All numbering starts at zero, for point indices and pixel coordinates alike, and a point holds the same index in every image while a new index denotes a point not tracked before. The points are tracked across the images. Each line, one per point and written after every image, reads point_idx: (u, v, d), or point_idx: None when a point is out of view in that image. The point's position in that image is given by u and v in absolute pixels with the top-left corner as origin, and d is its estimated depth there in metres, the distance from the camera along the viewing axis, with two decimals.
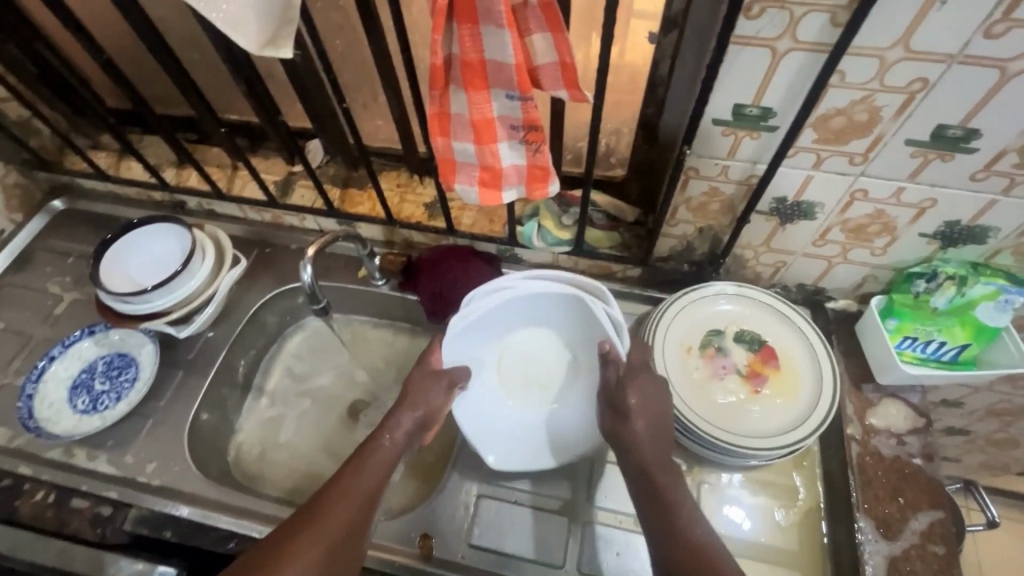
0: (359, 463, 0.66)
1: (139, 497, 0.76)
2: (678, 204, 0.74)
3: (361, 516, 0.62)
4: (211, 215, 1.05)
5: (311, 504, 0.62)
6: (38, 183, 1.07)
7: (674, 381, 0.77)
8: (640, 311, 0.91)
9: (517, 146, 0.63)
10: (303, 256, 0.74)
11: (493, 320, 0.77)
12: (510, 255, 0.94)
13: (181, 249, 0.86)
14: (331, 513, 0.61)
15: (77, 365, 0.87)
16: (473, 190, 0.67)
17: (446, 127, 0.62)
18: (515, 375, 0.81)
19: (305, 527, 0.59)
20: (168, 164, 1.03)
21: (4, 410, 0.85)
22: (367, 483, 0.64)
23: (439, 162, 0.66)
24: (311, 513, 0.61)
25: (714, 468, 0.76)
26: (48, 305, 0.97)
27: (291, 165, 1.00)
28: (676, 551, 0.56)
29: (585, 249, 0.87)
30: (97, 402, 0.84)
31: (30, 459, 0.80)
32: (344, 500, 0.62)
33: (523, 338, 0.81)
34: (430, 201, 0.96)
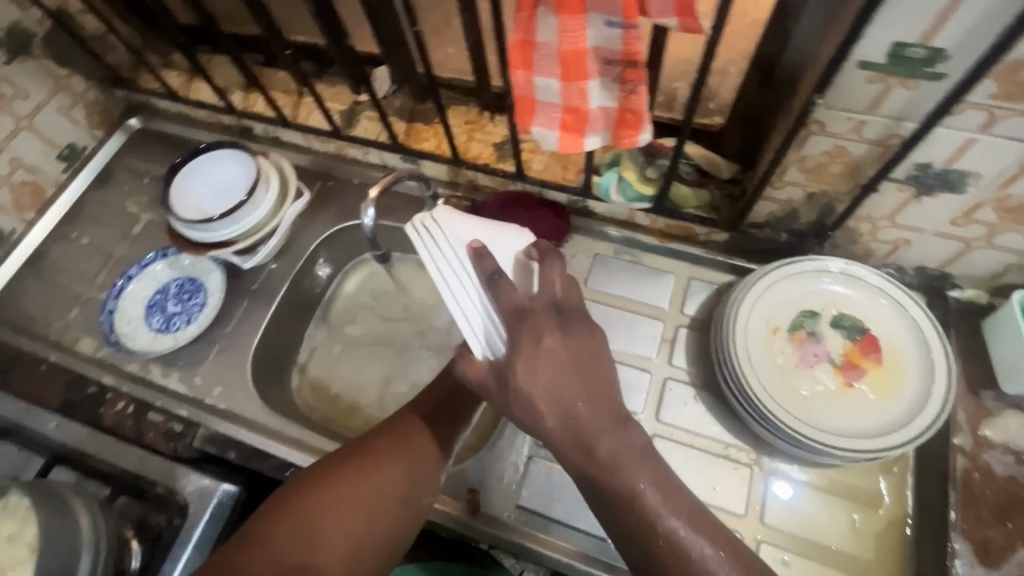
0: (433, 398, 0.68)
1: (207, 418, 0.80)
2: (789, 163, 0.63)
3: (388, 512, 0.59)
4: (276, 142, 1.02)
5: (360, 456, 0.61)
6: (116, 101, 1.07)
7: (752, 360, 0.70)
8: (723, 281, 0.82)
9: (609, 84, 0.54)
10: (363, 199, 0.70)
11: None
12: (582, 207, 0.86)
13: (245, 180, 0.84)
14: (394, 456, 0.61)
15: (150, 285, 0.90)
16: (553, 133, 0.59)
17: (529, 58, 0.54)
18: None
19: (358, 475, 0.59)
20: (235, 87, 1.01)
21: (90, 322, 0.90)
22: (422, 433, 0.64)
23: (517, 99, 0.58)
24: (380, 445, 0.63)
25: (785, 458, 0.70)
26: (127, 224, 1.00)
27: (356, 94, 0.95)
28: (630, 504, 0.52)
29: (668, 207, 0.78)
30: (169, 321, 0.88)
31: (112, 371, 0.85)
32: (410, 441, 0.63)
33: None
34: (500, 141, 0.88)
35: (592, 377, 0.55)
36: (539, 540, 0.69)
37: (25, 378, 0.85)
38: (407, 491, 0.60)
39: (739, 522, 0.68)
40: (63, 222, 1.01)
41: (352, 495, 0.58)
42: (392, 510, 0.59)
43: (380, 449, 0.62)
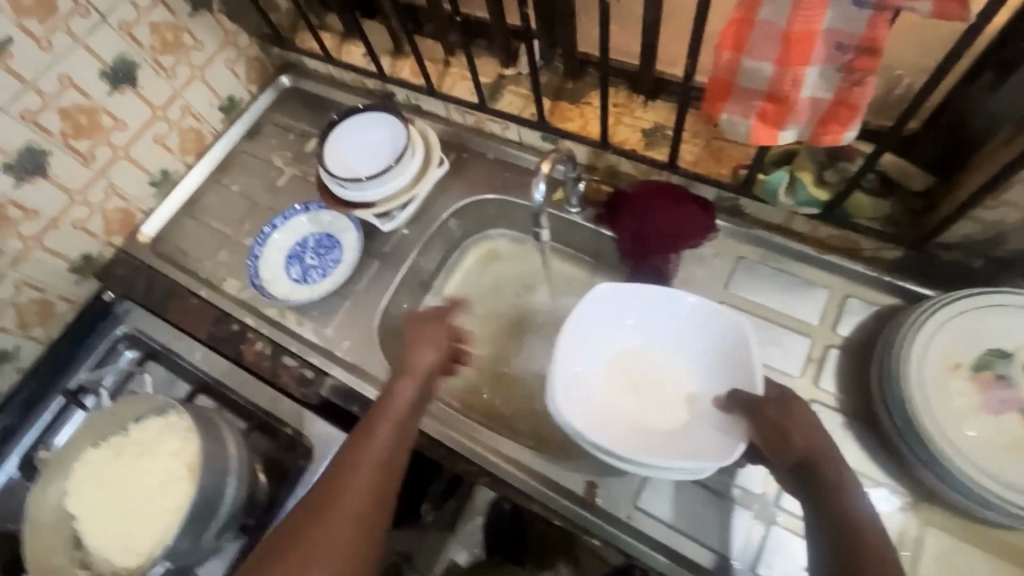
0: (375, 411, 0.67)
1: (336, 370, 0.83)
2: (1017, 181, 0.55)
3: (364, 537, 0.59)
4: (415, 110, 1.04)
5: (327, 485, 0.61)
6: (272, 58, 1.13)
7: (926, 396, 0.63)
8: (885, 304, 0.74)
9: (829, 73, 0.49)
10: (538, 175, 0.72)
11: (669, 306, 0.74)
12: (730, 206, 0.81)
13: (393, 145, 0.85)
14: (350, 484, 0.61)
15: (292, 235, 0.95)
16: (745, 123, 0.55)
17: (741, 37, 0.50)
18: (628, 376, 0.77)
19: (327, 510, 0.59)
20: (385, 53, 1.03)
21: (236, 264, 0.97)
22: (383, 447, 0.64)
23: (712, 82, 0.54)
24: (322, 509, 0.60)
25: (948, 509, 0.63)
26: (272, 177, 1.05)
27: (503, 68, 0.94)
28: None
29: (837, 216, 0.71)
30: (306, 272, 0.92)
31: (253, 313, 0.90)
32: (353, 478, 0.61)
33: (659, 367, 0.77)
34: (651, 128, 0.84)
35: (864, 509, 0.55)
36: (658, 545, 0.67)
37: (177, 309, 0.93)
38: (366, 522, 0.60)
39: None
40: (216, 169, 1.08)
41: (324, 538, 0.58)
42: (353, 544, 0.58)
43: (342, 487, 0.61)
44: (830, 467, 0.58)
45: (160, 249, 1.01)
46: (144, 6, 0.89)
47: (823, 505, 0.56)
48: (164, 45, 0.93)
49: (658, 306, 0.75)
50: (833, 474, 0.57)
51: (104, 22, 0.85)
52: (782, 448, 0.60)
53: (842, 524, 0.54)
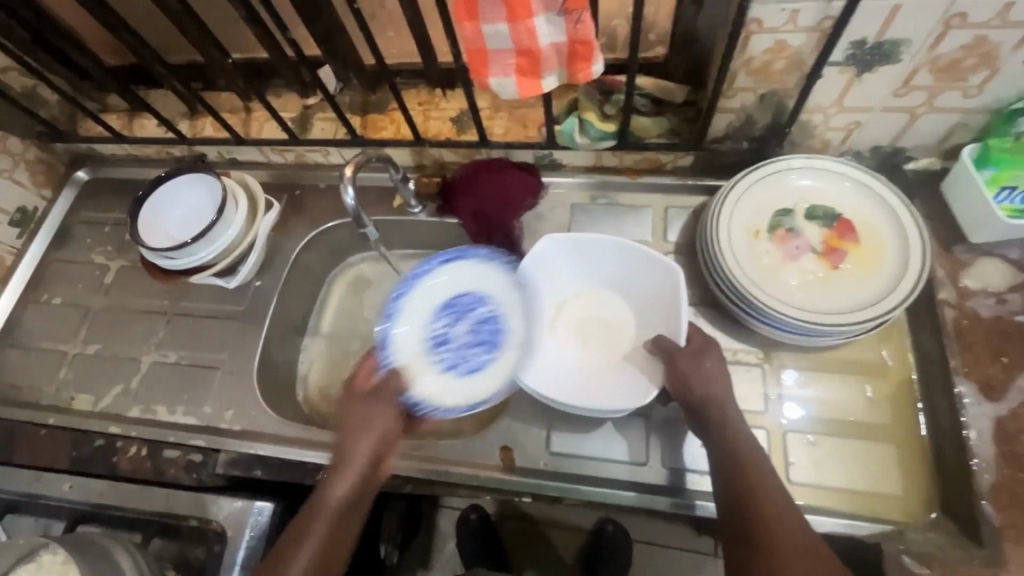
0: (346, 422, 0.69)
1: (227, 442, 0.79)
2: (736, 70, 0.66)
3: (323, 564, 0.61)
4: (232, 164, 1.01)
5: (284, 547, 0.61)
6: (58, 157, 1.04)
7: (741, 266, 0.73)
8: (696, 204, 0.85)
9: (555, 19, 0.56)
10: (342, 177, 0.72)
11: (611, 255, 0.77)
12: (549, 162, 0.88)
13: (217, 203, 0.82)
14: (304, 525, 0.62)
15: (490, 292, 0.80)
16: (510, 81, 0.61)
17: (473, 7, 0.56)
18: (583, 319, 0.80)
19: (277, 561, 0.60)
20: (181, 117, 0.99)
21: (82, 378, 0.88)
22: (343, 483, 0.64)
23: (469, 54, 0.60)
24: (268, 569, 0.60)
25: (793, 350, 0.73)
26: (98, 276, 0.97)
27: (304, 99, 0.95)
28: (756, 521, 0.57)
29: (633, 142, 0.80)
30: (437, 349, 0.78)
31: (117, 420, 0.83)
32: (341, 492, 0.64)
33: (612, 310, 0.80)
34: (458, 114, 0.89)
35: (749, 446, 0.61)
36: (578, 478, 0.71)
37: (27, 448, 0.82)
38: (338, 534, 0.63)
39: (762, 419, 0.70)
40: (29, 288, 0.97)
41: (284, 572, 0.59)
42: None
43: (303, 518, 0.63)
44: (717, 414, 0.63)
45: None
46: None
47: (718, 445, 0.62)
48: None
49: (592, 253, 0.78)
50: (725, 421, 0.63)
51: None
52: (688, 400, 0.65)
53: (734, 455, 0.61)
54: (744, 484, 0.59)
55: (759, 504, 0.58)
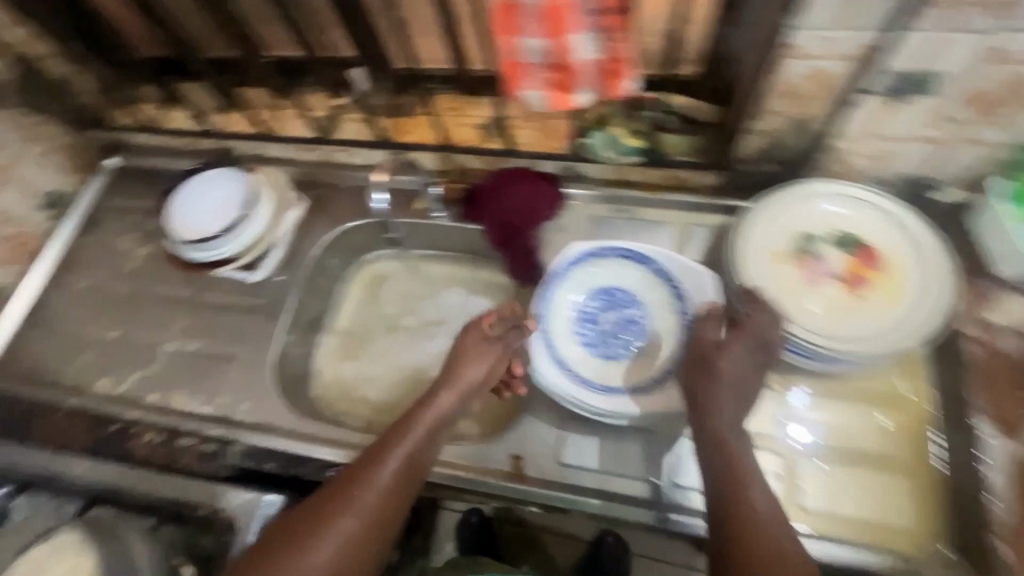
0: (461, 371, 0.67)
1: (240, 433, 0.80)
2: (768, 93, 0.67)
3: (378, 521, 0.57)
4: (260, 159, 1.02)
5: (336, 489, 0.58)
6: (91, 143, 1.06)
7: (764, 287, 0.73)
8: (718, 223, 0.85)
9: (592, 37, 0.57)
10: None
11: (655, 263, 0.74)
12: (573, 173, 0.89)
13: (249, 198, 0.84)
14: (379, 476, 0.58)
15: (657, 306, 0.74)
16: (543, 94, 0.62)
17: (513, 21, 0.56)
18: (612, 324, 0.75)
19: (327, 508, 0.56)
20: (213, 110, 1.01)
21: (103, 361, 0.90)
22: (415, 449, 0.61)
23: (505, 66, 0.60)
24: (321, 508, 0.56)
25: (810, 376, 0.73)
26: (123, 262, 0.99)
27: (335, 99, 0.96)
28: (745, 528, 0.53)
29: (659, 158, 0.81)
30: (578, 338, 0.73)
31: (135, 405, 0.84)
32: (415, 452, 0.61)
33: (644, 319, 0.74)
34: (485, 122, 0.90)
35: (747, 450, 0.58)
36: (586, 491, 0.70)
37: (46, 426, 0.84)
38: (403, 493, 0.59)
39: (775, 442, 0.70)
40: (56, 270, 0.99)
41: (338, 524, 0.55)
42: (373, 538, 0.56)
43: (356, 474, 0.59)
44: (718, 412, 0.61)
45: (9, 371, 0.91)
46: None
47: (716, 456, 0.58)
48: None
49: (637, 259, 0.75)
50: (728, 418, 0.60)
51: None
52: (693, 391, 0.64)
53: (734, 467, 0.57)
54: (730, 485, 0.56)
55: (744, 509, 0.54)
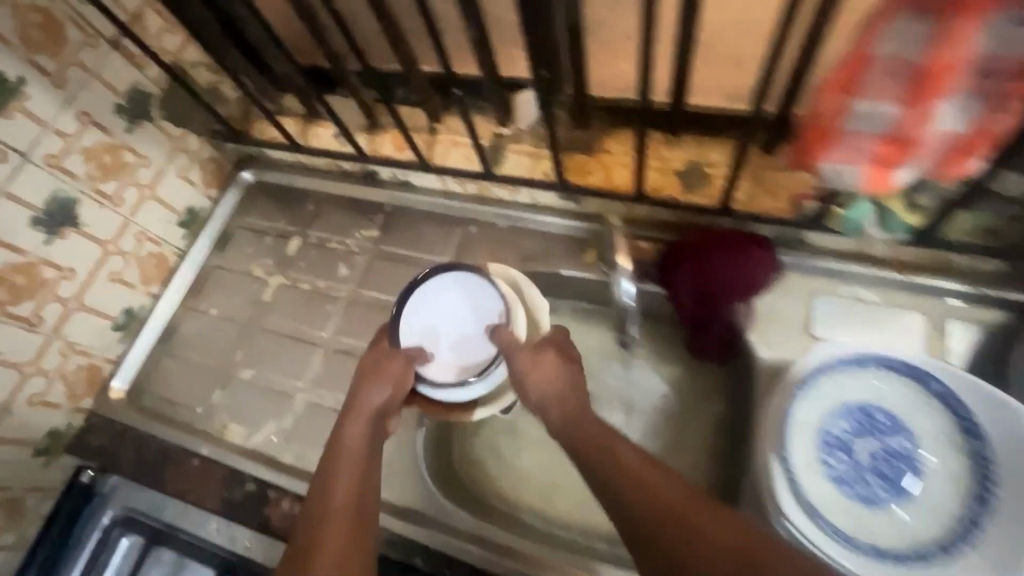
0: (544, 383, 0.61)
1: (386, 519, 0.70)
2: None
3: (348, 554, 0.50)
4: (404, 185, 0.92)
5: (306, 540, 0.51)
6: (227, 155, 0.99)
7: None
8: (988, 319, 0.66)
9: (966, 104, 0.43)
10: (619, 269, 0.68)
11: (937, 384, 0.57)
12: (793, 239, 0.72)
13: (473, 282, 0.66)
14: (322, 537, 0.51)
15: (936, 441, 0.56)
16: (856, 168, 0.49)
17: (859, 80, 0.44)
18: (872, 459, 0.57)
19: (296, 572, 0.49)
20: (359, 129, 0.91)
21: (235, 403, 0.82)
22: (344, 485, 0.55)
23: (817, 127, 0.48)
24: (313, 541, 0.51)
25: None
26: (255, 290, 0.92)
27: (500, 126, 0.83)
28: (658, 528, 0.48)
29: (933, 237, 0.63)
30: (824, 471, 0.56)
31: (269, 463, 0.76)
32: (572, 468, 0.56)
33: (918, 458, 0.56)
34: (684, 168, 0.74)
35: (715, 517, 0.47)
36: None
37: (177, 475, 0.77)
38: (362, 512, 0.54)
39: None
40: (189, 293, 0.93)
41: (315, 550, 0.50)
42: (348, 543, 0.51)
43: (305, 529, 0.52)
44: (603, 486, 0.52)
45: (138, 402, 0.86)
46: (72, 132, 0.75)
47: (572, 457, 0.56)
48: (104, 170, 0.79)
49: (909, 375, 0.58)
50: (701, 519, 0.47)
51: (27, 160, 0.71)
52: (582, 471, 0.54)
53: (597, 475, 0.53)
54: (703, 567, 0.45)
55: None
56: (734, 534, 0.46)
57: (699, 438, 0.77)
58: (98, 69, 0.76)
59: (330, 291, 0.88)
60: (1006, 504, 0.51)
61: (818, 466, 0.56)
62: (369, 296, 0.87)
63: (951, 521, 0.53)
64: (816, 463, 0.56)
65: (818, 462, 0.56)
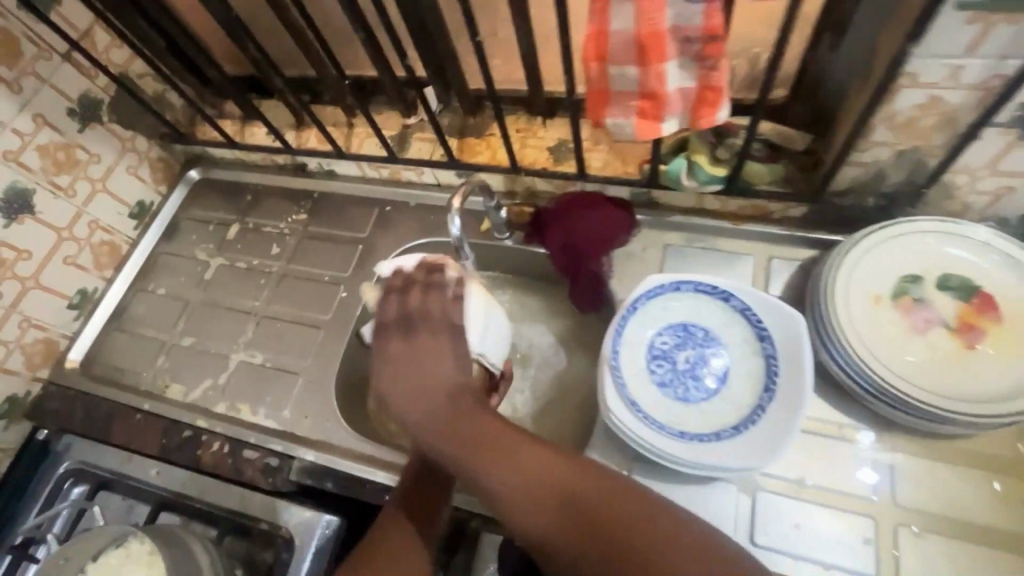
0: (407, 372, 0.64)
1: (302, 451, 0.80)
2: (875, 124, 0.61)
3: None
4: (330, 175, 1.04)
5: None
6: (175, 156, 1.11)
7: (861, 333, 0.66)
8: (803, 256, 0.79)
9: (687, 64, 0.53)
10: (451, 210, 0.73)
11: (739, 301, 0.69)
12: (645, 200, 0.85)
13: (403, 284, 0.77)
14: None
15: (738, 347, 0.69)
16: (628, 123, 0.59)
17: (602, 50, 0.53)
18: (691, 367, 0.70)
19: None
20: (289, 127, 1.04)
21: (177, 367, 0.93)
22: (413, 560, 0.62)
23: (590, 93, 0.58)
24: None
25: (907, 433, 0.66)
26: (198, 271, 1.03)
27: (406, 118, 0.96)
28: (519, 478, 0.55)
29: (741, 186, 0.76)
30: (651, 377, 0.69)
31: (204, 413, 0.87)
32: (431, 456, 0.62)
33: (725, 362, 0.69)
34: (554, 144, 0.88)
35: (572, 474, 0.55)
36: None
37: (123, 429, 0.87)
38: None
39: (870, 506, 0.63)
40: (139, 277, 1.04)
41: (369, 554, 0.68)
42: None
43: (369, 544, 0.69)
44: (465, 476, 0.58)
45: (92, 371, 0.96)
46: (28, 132, 0.87)
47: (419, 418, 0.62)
48: (57, 165, 0.91)
49: (718, 296, 0.70)
50: (528, 479, 0.55)
51: None
52: (444, 451, 0.60)
53: (448, 431, 0.60)
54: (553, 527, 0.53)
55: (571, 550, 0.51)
56: (578, 468, 0.56)
57: (583, 376, 0.89)
58: (51, 78, 0.88)
59: (263, 267, 1.00)
60: (782, 391, 0.64)
61: (644, 373, 0.69)
62: (298, 270, 0.99)
63: (745, 407, 0.66)
64: (643, 371, 0.69)
65: (645, 370, 0.69)
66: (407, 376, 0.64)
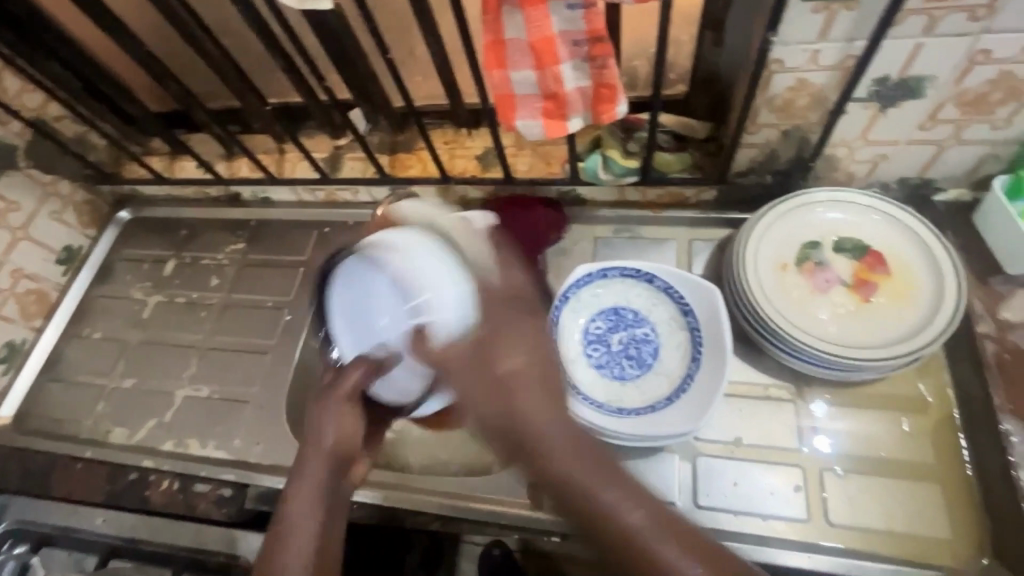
0: (503, 347, 0.55)
1: (255, 477, 0.79)
2: (758, 108, 0.68)
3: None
4: (265, 202, 1.05)
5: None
6: (103, 197, 1.09)
7: (772, 299, 0.72)
8: (720, 236, 0.85)
9: (580, 65, 0.58)
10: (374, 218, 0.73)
11: (663, 279, 0.74)
12: (572, 197, 0.89)
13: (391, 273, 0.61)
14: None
15: (666, 323, 0.74)
16: (536, 124, 0.62)
17: (501, 57, 0.58)
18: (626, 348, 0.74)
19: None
20: (219, 158, 1.04)
21: (119, 412, 0.90)
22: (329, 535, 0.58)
23: (498, 99, 0.62)
24: None
25: (824, 386, 0.72)
26: (136, 311, 1.01)
27: (336, 139, 0.98)
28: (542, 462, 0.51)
29: (655, 176, 0.82)
30: (588, 361, 0.73)
31: (151, 454, 0.85)
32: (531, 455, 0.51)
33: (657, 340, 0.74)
34: (482, 152, 0.91)
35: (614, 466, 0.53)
36: None
37: (64, 481, 0.84)
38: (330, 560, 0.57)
39: (797, 457, 0.68)
40: (72, 324, 1.01)
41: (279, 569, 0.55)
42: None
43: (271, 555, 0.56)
44: (544, 475, 0.51)
45: (27, 426, 0.92)
46: None
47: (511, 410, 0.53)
48: None
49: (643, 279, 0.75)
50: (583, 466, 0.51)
51: None
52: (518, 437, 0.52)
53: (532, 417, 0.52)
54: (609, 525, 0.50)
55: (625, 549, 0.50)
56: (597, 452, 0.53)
57: None
58: None
59: (203, 300, 0.99)
60: (706, 358, 0.70)
61: (582, 357, 0.73)
62: (240, 298, 0.98)
63: (675, 378, 0.71)
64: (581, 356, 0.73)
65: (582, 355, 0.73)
66: (515, 351, 0.55)
